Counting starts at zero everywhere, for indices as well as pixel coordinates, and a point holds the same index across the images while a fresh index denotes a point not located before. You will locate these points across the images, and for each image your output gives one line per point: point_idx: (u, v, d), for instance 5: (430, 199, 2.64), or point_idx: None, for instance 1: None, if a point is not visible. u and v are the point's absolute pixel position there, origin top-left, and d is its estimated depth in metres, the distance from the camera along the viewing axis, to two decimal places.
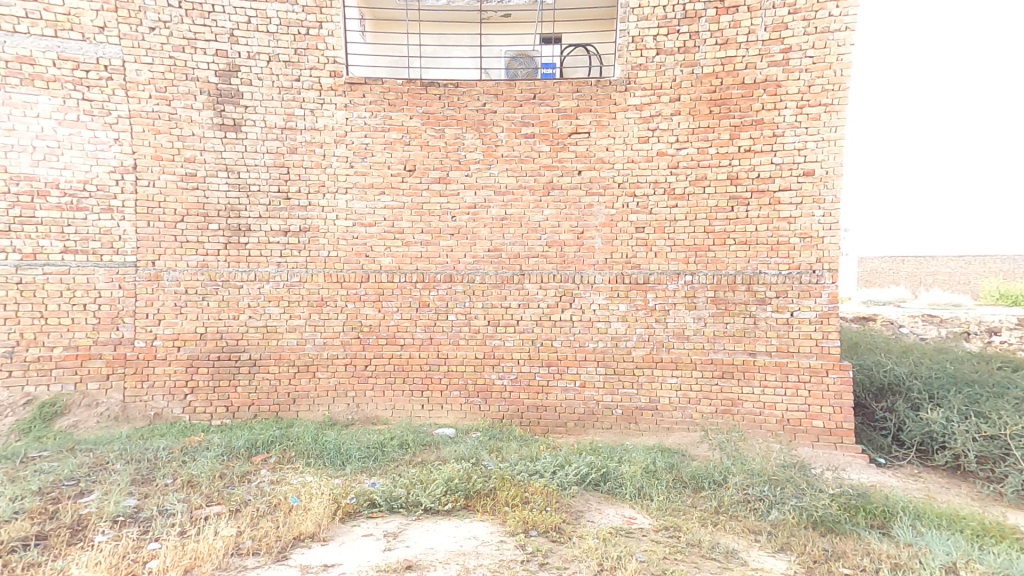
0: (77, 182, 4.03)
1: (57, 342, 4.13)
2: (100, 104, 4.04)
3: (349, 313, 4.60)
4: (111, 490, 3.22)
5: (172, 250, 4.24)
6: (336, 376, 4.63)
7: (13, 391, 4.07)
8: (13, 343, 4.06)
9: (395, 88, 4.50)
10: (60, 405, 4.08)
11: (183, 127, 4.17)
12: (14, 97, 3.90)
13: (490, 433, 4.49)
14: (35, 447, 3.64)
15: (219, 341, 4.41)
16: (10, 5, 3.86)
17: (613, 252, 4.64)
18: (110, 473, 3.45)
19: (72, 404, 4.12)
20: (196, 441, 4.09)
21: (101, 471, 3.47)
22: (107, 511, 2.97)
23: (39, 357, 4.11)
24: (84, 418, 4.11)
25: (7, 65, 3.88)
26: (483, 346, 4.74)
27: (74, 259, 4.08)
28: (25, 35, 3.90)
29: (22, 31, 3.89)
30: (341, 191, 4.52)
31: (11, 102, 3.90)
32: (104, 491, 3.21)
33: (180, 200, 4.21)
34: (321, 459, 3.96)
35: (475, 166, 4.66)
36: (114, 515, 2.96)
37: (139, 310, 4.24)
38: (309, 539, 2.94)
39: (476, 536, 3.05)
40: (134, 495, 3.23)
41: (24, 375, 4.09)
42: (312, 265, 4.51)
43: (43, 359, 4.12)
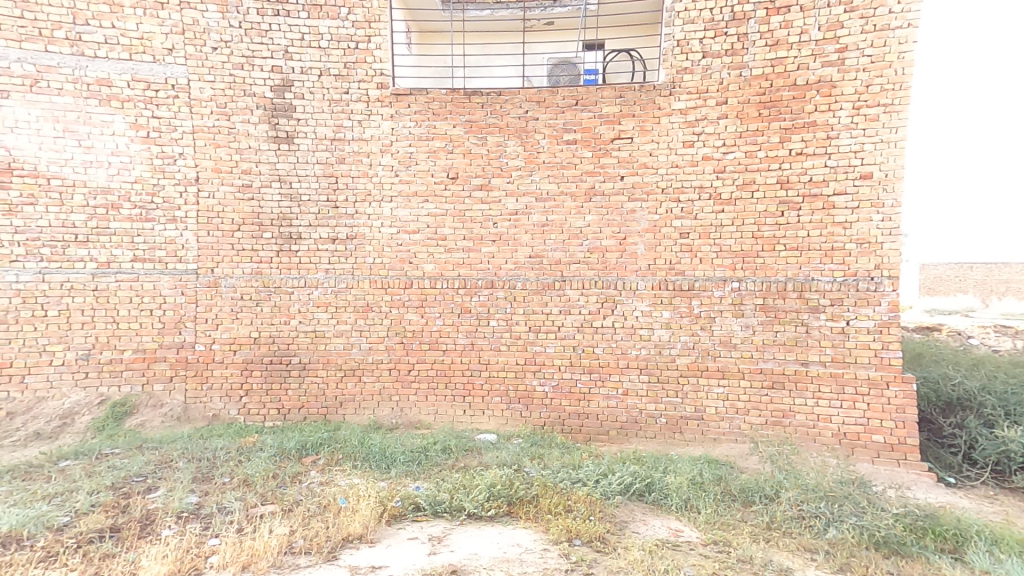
0: (145, 194, 4.09)
1: (127, 345, 4.10)
2: (167, 121, 4.10)
3: (394, 319, 4.70)
4: (175, 487, 3.42)
5: (230, 258, 4.35)
6: (381, 380, 4.66)
7: (87, 390, 4.02)
8: (88, 345, 4.00)
9: (440, 98, 4.57)
10: (129, 405, 4.10)
11: (241, 140, 4.29)
12: (92, 116, 3.91)
13: (532, 439, 4.50)
14: (108, 445, 3.79)
15: (272, 345, 4.47)
16: (91, 32, 3.88)
17: (656, 258, 4.64)
18: (172, 471, 3.65)
19: (140, 404, 4.15)
20: (251, 441, 4.21)
21: (165, 469, 3.67)
22: (172, 507, 3.16)
23: (110, 359, 4.07)
24: (150, 418, 4.14)
25: (87, 88, 3.88)
26: (524, 352, 4.77)
27: (142, 267, 4.11)
28: (102, 58, 3.91)
29: (99, 55, 3.90)
30: (386, 199, 4.65)
31: (90, 121, 3.91)
32: (169, 487, 3.41)
33: (238, 210, 4.35)
34: (368, 461, 4.07)
35: (517, 172, 4.72)
36: (178, 511, 3.14)
37: (199, 315, 4.28)
38: (358, 540, 3.04)
39: (520, 544, 3.07)
40: (196, 492, 3.43)
41: (99, 377, 4.05)
42: (358, 271, 4.64)
43: (114, 361, 4.08)
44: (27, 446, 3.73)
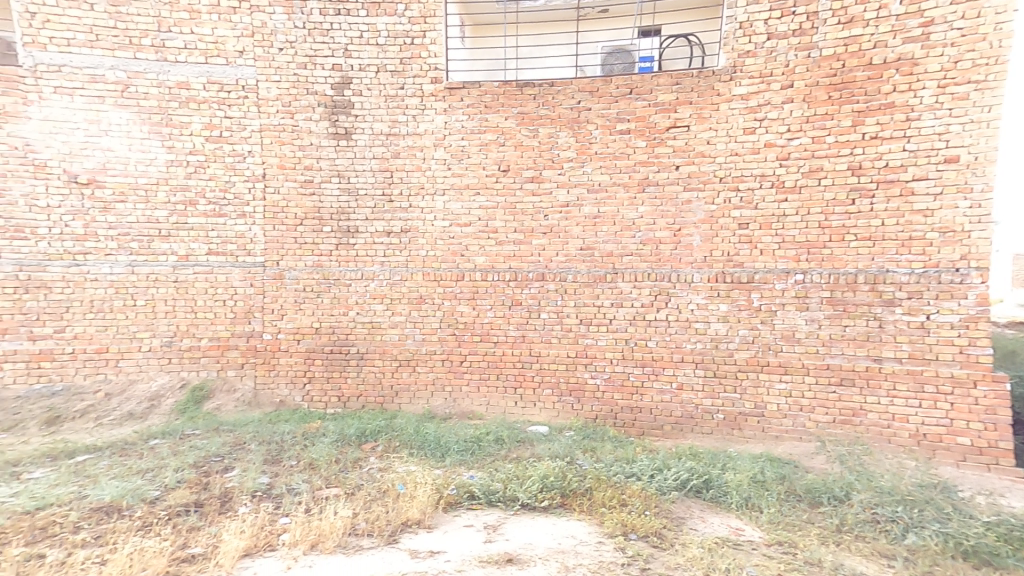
0: (218, 190, 4.30)
1: (204, 333, 4.33)
2: (238, 120, 4.28)
3: (446, 311, 4.78)
4: (249, 467, 3.64)
5: (293, 251, 4.53)
6: (434, 371, 4.76)
7: (171, 375, 4.28)
8: (170, 333, 4.24)
9: (492, 91, 4.59)
10: (207, 389, 4.34)
11: (303, 137, 4.44)
12: (173, 118, 4.11)
13: (584, 432, 4.49)
14: (190, 426, 4.06)
15: (332, 335, 4.63)
16: (171, 37, 4.03)
17: (713, 250, 4.50)
18: (245, 453, 3.88)
19: (216, 388, 4.38)
20: (314, 427, 4.39)
21: (240, 450, 3.90)
22: (247, 486, 3.37)
23: (190, 347, 4.30)
24: (224, 402, 4.39)
25: (169, 91, 4.06)
26: (575, 345, 4.78)
27: (216, 260, 4.34)
28: (181, 62, 4.06)
29: (179, 59, 4.06)
30: (440, 192, 4.73)
31: (171, 123, 4.11)
32: (244, 468, 3.63)
33: (300, 204, 4.52)
34: (423, 450, 4.18)
35: (569, 164, 4.70)
36: (252, 490, 3.36)
37: (266, 306, 4.48)
38: (416, 525, 3.15)
39: (575, 535, 3.10)
40: (267, 473, 3.63)
41: (180, 362, 4.29)
42: (412, 264, 4.75)
43: (193, 348, 4.30)
44: (122, 424, 4.02)
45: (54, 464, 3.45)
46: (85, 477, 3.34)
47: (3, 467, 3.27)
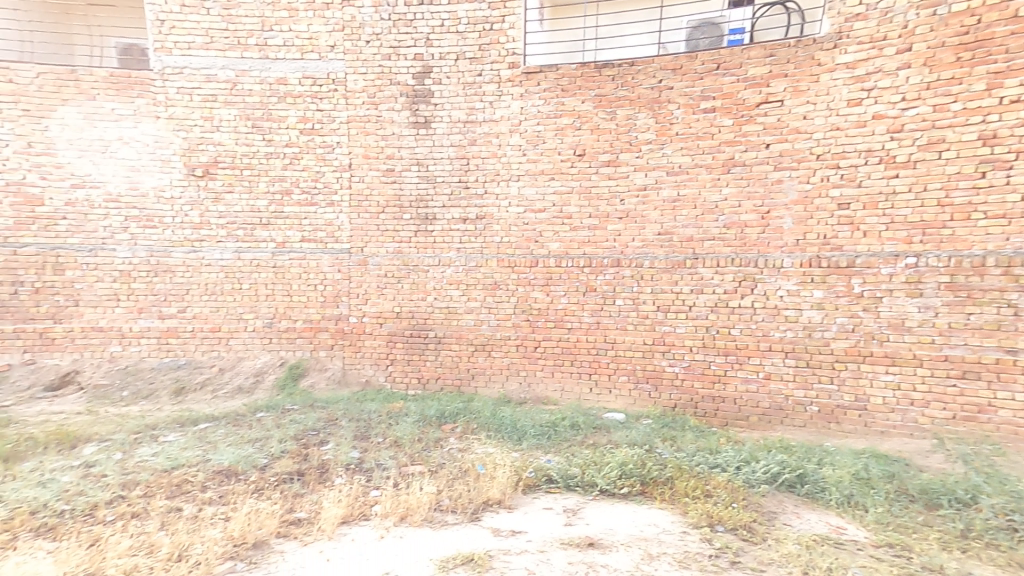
0: (310, 180, 4.54)
1: (299, 315, 4.59)
2: (328, 113, 4.49)
3: (520, 297, 4.81)
4: (341, 442, 3.87)
5: (376, 238, 4.71)
6: (509, 356, 4.81)
7: (271, 353, 4.56)
8: (271, 314, 4.53)
9: (570, 73, 4.53)
10: (303, 367, 4.61)
11: (386, 127, 4.59)
12: (273, 112, 4.37)
13: (663, 421, 4.40)
14: (290, 402, 4.38)
15: (411, 320, 4.77)
16: (272, 35, 4.27)
17: (807, 232, 4.19)
18: (336, 428, 4.12)
19: (310, 367, 4.65)
20: (398, 407, 4.58)
21: (333, 425, 4.14)
22: (341, 459, 3.59)
23: (287, 328, 4.58)
24: (317, 380, 4.65)
25: (270, 87, 4.32)
26: (652, 332, 4.65)
27: (308, 247, 4.60)
28: (279, 59, 4.30)
29: (278, 56, 4.29)
30: (514, 178, 4.74)
31: (271, 117, 4.37)
32: (337, 442, 3.86)
33: (382, 193, 4.68)
34: (500, 432, 4.25)
35: (648, 146, 4.55)
36: (346, 463, 3.56)
37: (352, 291, 4.68)
38: (497, 504, 3.23)
39: (658, 524, 3.02)
40: (357, 448, 3.83)
41: (279, 342, 4.57)
42: (487, 250, 4.81)
43: (290, 329, 4.59)
44: (233, 397, 4.39)
45: (182, 432, 3.88)
46: (207, 443, 3.71)
47: (145, 431, 3.74)
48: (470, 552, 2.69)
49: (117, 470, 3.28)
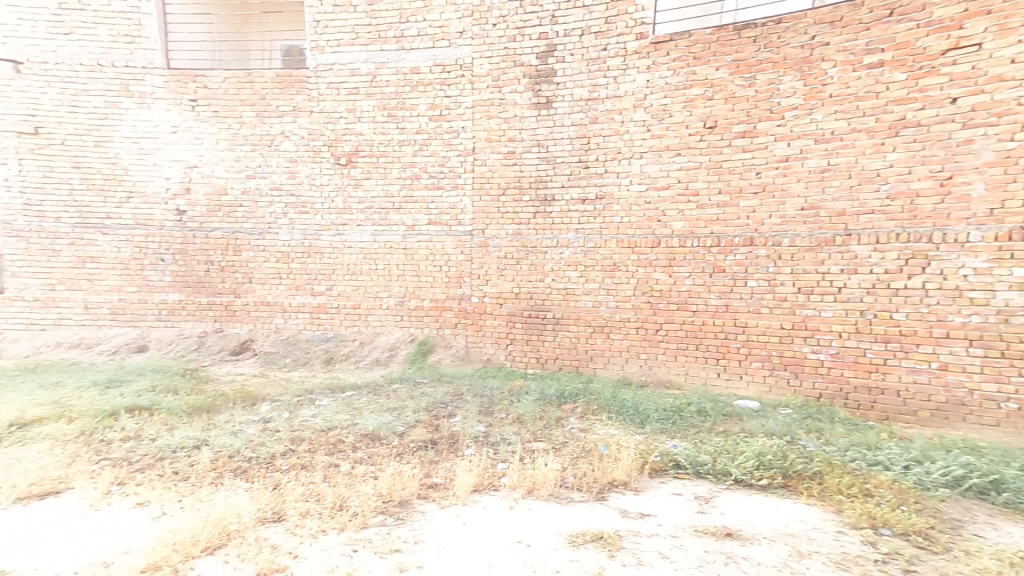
0: (438, 165, 4.75)
1: (427, 295, 4.85)
2: (454, 98, 4.63)
3: (641, 278, 4.68)
4: (468, 415, 4.04)
5: (496, 220, 4.83)
6: (629, 338, 4.73)
7: (403, 330, 4.87)
8: (402, 293, 4.82)
9: (704, 39, 4.26)
10: (430, 343, 4.88)
11: (509, 110, 4.64)
12: (408, 101, 4.61)
13: (805, 411, 4.00)
14: (420, 375, 4.66)
15: (530, 300, 4.85)
16: (407, 26, 4.49)
17: (1007, 199, 3.45)
18: (461, 402, 4.30)
19: (436, 343, 4.90)
20: (518, 385, 4.68)
21: (459, 399, 4.35)
22: (469, 432, 3.74)
23: (417, 306, 4.86)
24: (444, 356, 4.90)
25: (405, 77, 4.56)
26: (792, 316, 4.26)
27: (434, 229, 4.83)
28: (414, 49, 4.52)
29: (413, 46, 4.51)
30: (637, 155, 4.59)
31: (404, 105, 4.61)
32: (465, 415, 4.05)
33: (503, 175, 4.76)
34: (623, 415, 4.15)
35: (792, 113, 4.13)
36: (473, 435, 3.71)
37: (473, 271, 4.86)
38: (623, 486, 3.11)
39: (807, 522, 2.68)
40: (483, 422, 3.97)
41: (409, 320, 4.87)
42: (606, 231, 4.73)
43: (419, 307, 4.86)
44: (372, 369, 4.76)
45: (332, 398, 4.32)
46: (353, 409, 4.09)
47: (305, 395, 4.23)
48: (598, 529, 2.61)
49: (286, 427, 3.74)
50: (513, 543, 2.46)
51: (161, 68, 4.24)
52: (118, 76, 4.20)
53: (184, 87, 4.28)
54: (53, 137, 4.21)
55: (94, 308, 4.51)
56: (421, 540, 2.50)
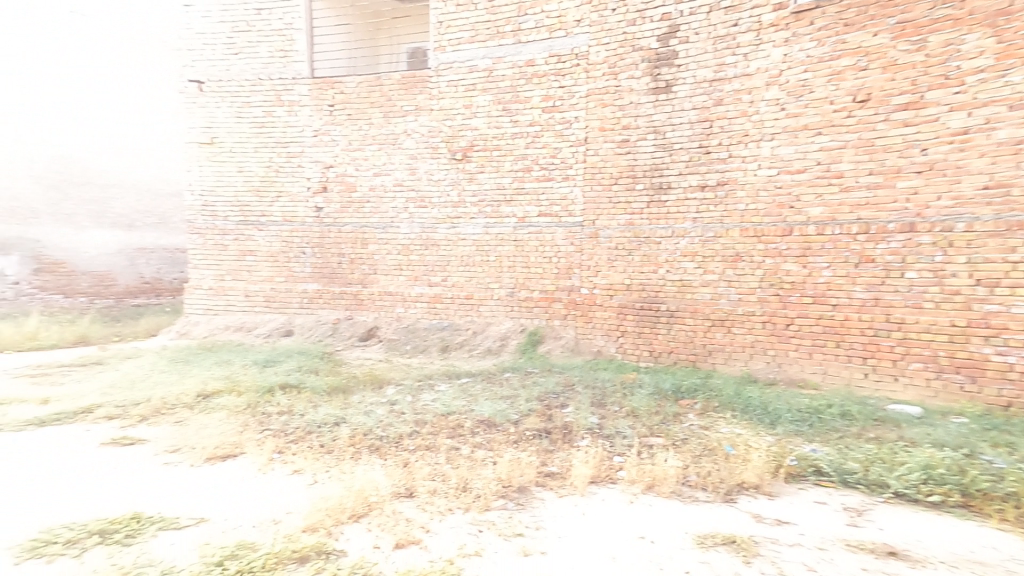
0: (549, 156, 4.75)
1: (537, 286, 4.92)
2: (569, 89, 4.61)
3: (768, 269, 4.25)
4: (580, 406, 4.00)
5: (608, 210, 4.75)
6: (753, 333, 4.36)
7: (513, 320, 4.98)
8: (513, 284, 4.93)
9: (859, 2, 3.74)
10: (540, 334, 4.94)
11: (624, 96, 4.51)
12: (522, 93, 4.65)
13: (988, 421, 3.23)
14: (531, 364, 4.73)
15: (642, 292, 4.72)
16: (525, 19, 4.56)
17: None
18: (573, 393, 4.29)
19: (546, 334, 4.96)
20: (631, 378, 4.55)
21: (570, 391, 4.33)
22: (582, 423, 3.70)
23: (527, 297, 4.94)
24: (553, 347, 4.95)
25: (521, 70, 4.62)
26: (966, 313, 3.49)
27: (545, 221, 4.86)
28: (531, 42, 4.57)
29: (530, 38, 4.56)
30: (767, 137, 4.15)
31: (518, 97, 4.66)
32: (577, 406, 4.02)
33: (616, 164, 4.65)
34: (749, 414, 3.80)
35: (977, 77, 3.36)
36: (587, 427, 3.66)
37: (584, 263, 4.83)
38: (754, 489, 2.85)
39: (1003, 551, 2.18)
40: (595, 414, 3.90)
41: (519, 311, 4.97)
42: (728, 219, 4.38)
43: (529, 298, 4.94)
44: (485, 357, 4.93)
45: (449, 384, 4.53)
46: (470, 395, 4.24)
47: (425, 380, 4.48)
48: (728, 533, 2.41)
49: (411, 409, 3.97)
50: (635, 539, 2.37)
51: (307, 78, 4.65)
52: (274, 87, 4.70)
53: (324, 94, 4.71)
54: (224, 145, 4.87)
55: (252, 296, 5.20)
56: (543, 528, 2.49)
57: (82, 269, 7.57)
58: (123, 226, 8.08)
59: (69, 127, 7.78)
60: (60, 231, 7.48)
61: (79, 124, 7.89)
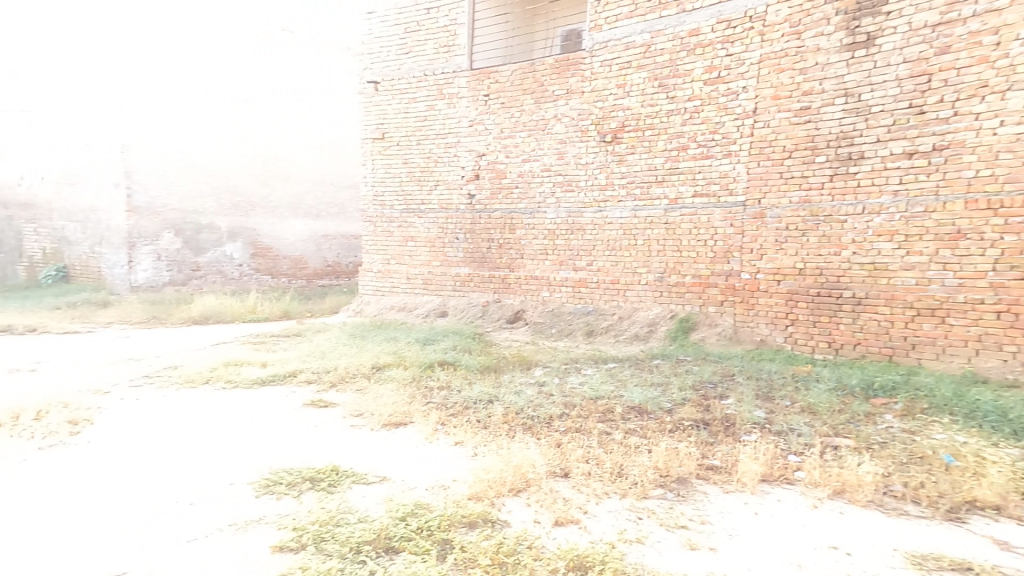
0: (709, 132, 4.47)
1: (688, 271, 4.72)
2: (738, 56, 4.28)
3: (1008, 249, 3.37)
4: (743, 398, 3.61)
5: (777, 187, 4.26)
6: (981, 325, 3.48)
7: (662, 306, 4.89)
8: (662, 270, 4.82)
9: None
10: (692, 321, 4.71)
11: (809, 58, 4.00)
12: (682, 66, 4.49)
13: None
14: (682, 352, 4.49)
15: (819, 277, 4.15)
16: None
17: None
18: (733, 384, 3.92)
19: (699, 321, 4.71)
20: (803, 371, 4.00)
21: (729, 381, 3.97)
22: (746, 416, 3.34)
23: (677, 283, 4.79)
24: (708, 335, 4.67)
25: (682, 41, 4.48)
26: None
27: (700, 202, 4.59)
28: (697, 9, 4.39)
29: (696, 6, 4.39)
30: (1019, 85, 3.27)
31: (678, 72, 4.52)
32: (739, 398, 3.64)
33: (792, 135, 4.14)
34: (980, 420, 3.00)
35: None
36: (752, 421, 3.30)
37: (745, 246, 4.46)
38: (992, 510, 2.32)
39: None
40: (761, 408, 3.50)
41: (669, 296, 4.83)
42: (947, 190, 3.57)
43: (679, 284, 4.78)
44: (632, 343, 4.88)
45: (595, 368, 4.50)
46: (618, 380, 4.11)
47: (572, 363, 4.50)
48: (959, 557, 2.00)
49: (560, 391, 3.98)
50: (824, 548, 2.08)
51: (467, 69, 5.42)
52: (436, 80, 5.62)
53: (480, 84, 5.32)
54: (392, 139, 5.94)
55: (413, 278, 6.04)
56: (710, 523, 2.28)
57: (284, 253, 9.64)
58: (313, 216, 10.08)
59: (296, 118, 9.91)
60: (270, 221, 9.48)
61: (295, 115, 9.91)
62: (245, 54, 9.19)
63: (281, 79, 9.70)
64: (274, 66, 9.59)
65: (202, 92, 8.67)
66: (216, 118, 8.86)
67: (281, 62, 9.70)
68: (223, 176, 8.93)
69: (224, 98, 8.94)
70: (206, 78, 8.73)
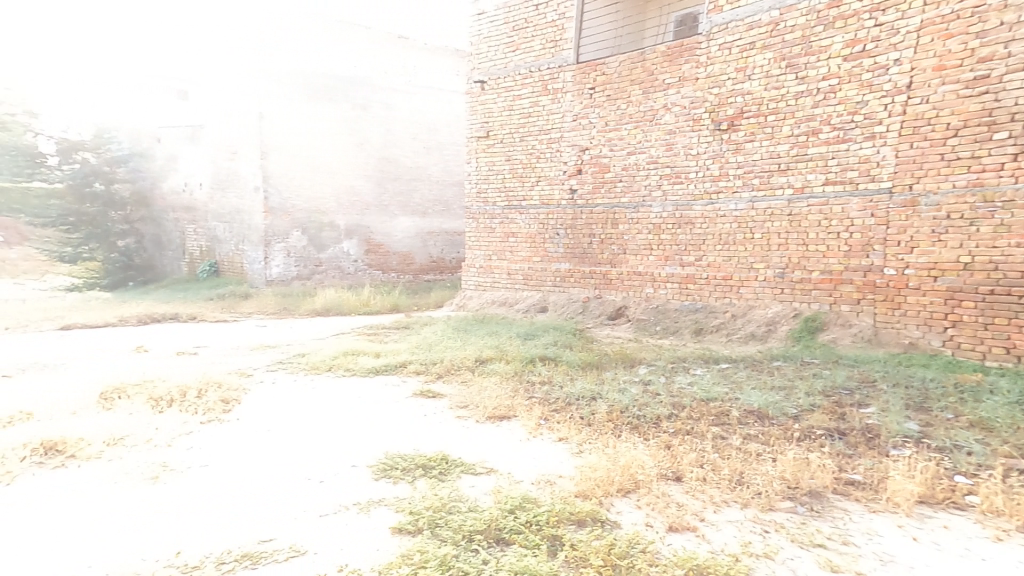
0: (846, 114, 4.26)
1: (815, 266, 4.49)
2: (890, 25, 4.01)
3: None
4: (888, 408, 3.18)
5: (936, 170, 3.82)
6: None
7: (783, 304, 4.69)
8: (783, 265, 4.67)
9: None
10: (820, 321, 4.41)
11: (990, 19, 3.55)
12: (816, 44, 4.40)
13: None
14: (809, 354, 4.16)
15: (992, 274, 3.59)
16: None
17: None
18: (876, 392, 3.47)
19: (829, 321, 4.39)
20: (972, 380, 3.43)
21: (870, 389, 3.53)
22: (893, 429, 2.93)
23: (801, 279, 4.59)
24: (840, 336, 4.30)
25: (817, 15, 4.37)
26: None
27: (833, 191, 4.36)
28: None
29: None
30: None
31: (812, 49, 4.42)
32: (882, 407, 3.21)
33: (959, 110, 3.68)
34: None
35: None
36: (904, 434, 2.88)
37: (890, 238, 4.07)
38: None
39: None
40: (912, 420, 3.05)
41: (792, 294, 4.64)
42: None
43: (804, 281, 4.57)
44: (748, 343, 4.70)
45: (706, 368, 4.27)
46: (732, 382, 3.83)
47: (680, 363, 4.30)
48: None
49: (666, 391, 3.77)
50: None
51: (572, 63, 5.93)
52: (541, 76, 6.21)
53: (586, 77, 5.84)
54: (498, 137, 6.68)
55: (513, 275, 6.65)
56: (855, 544, 2.04)
57: (395, 250, 10.36)
58: (420, 213, 10.62)
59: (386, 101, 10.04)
60: (382, 219, 10.21)
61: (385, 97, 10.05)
62: (332, 47, 9.54)
63: (384, 76, 10.05)
64: (274, 65, 8.96)
65: (311, 97, 9.38)
66: (326, 120, 9.57)
67: (280, 61, 9.04)
68: (342, 179, 9.80)
69: (329, 99, 9.55)
70: (312, 83, 9.38)
